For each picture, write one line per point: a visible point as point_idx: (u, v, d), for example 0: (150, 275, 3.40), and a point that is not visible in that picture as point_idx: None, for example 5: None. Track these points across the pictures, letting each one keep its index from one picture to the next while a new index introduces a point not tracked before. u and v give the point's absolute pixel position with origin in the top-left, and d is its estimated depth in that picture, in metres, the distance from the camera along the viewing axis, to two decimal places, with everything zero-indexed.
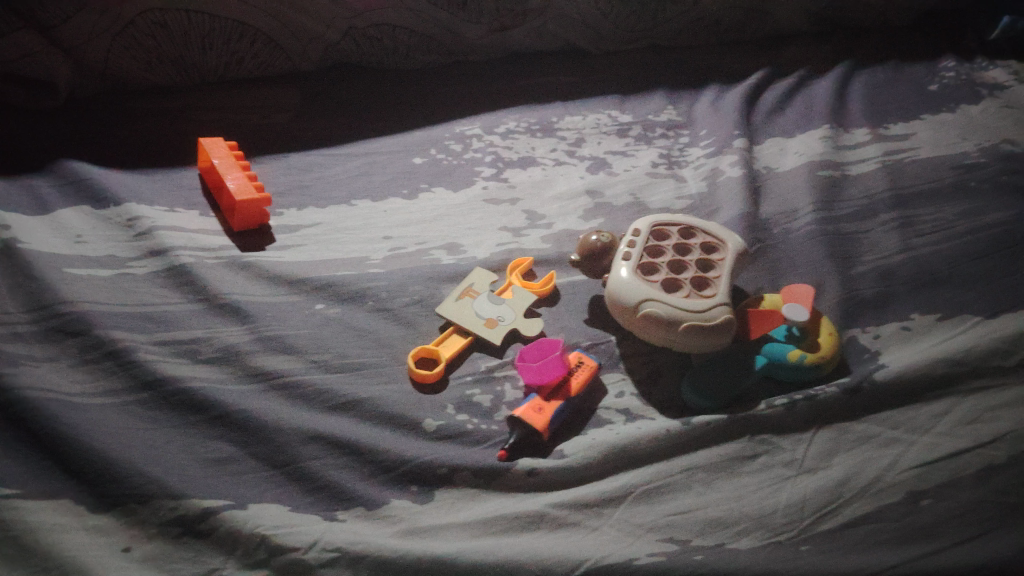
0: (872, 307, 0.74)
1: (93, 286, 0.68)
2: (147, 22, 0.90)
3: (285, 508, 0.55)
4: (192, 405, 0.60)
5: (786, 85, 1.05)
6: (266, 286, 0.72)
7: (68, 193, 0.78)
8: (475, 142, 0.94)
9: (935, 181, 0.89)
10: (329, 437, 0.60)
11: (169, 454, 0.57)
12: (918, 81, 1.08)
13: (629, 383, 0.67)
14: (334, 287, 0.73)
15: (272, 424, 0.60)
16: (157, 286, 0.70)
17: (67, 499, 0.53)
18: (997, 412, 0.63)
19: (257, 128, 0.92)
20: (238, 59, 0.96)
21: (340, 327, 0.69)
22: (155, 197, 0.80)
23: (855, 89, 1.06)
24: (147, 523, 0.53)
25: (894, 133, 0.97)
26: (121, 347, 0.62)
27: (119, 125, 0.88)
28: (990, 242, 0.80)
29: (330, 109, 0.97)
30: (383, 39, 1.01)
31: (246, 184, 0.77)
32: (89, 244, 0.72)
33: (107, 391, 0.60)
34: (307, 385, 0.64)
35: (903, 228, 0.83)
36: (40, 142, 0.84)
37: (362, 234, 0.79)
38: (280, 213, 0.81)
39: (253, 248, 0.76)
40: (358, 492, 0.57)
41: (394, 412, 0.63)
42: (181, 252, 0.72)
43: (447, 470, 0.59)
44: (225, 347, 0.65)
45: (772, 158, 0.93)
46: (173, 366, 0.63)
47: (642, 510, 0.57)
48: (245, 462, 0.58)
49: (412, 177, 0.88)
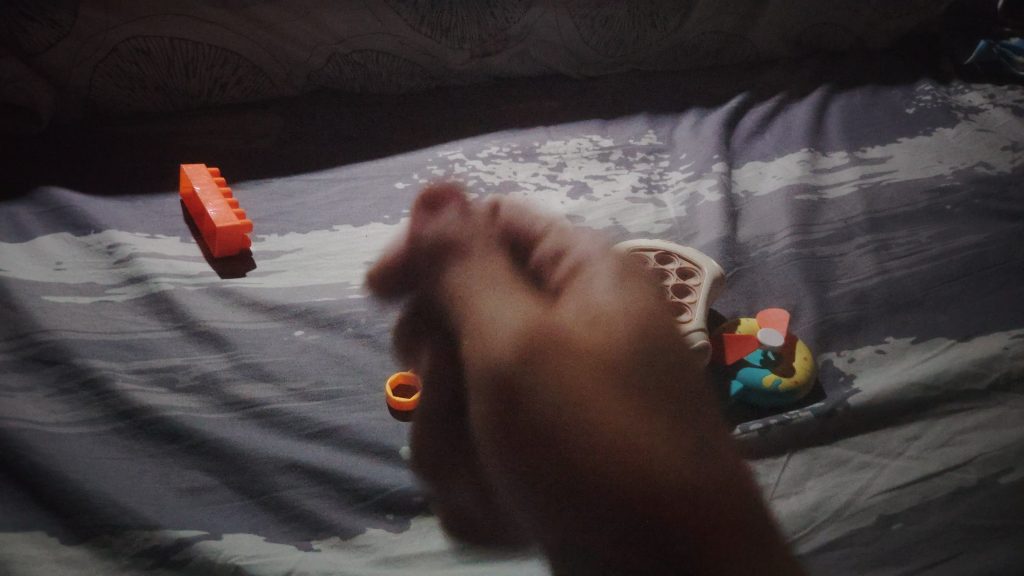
0: (848, 331, 0.75)
1: (72, 314, 0.68)
2: (130, 49, 0.91)
3: (260, 537, 0.55)
4: (169, 433, 0.61)
5: (765, 109, 1.06)
6: (245, 313, 0.72)
7: (48, 220, 0.78)
8: (456, 167, 0.95)
9: (911, 204, 0.90)
10: (305, 465, 0.60)
11: (144, 484, 0.57)
12: (896, 104, 1.09)
13: None
14: (314, 314, 0.73)
15: (248, 453, 0.60)
16: (136, 314, 0.70)
17: (42, 531, 0.53)
18: (966, 435, 0.64)
19: (239, 154, 0.93)
20: (221, 85, 0.97)
21: (318, 355, 0.69)
22: (136, 224, 0.80)
23: (833, 113, 1.07)
24: (120, 555, 0.52)
25: (873, 157, 0.98)
26: (98, 376, 0.63)
27: (101, 151, 0.89)
28: (964, 265, 0.81)
29: (313, 133, 0.98)
30: (366, 65, 1.03)
31: (228, 210, 0.78)
32: (69, 271, 0.72)
33: (84, 421, 0.60)
34: (283, 413, 0.64)
35: (878, 251, 0.84)
36: (23, 169, 0.84)
37: (342, 259, 0.80)
38: (261, 240, 0.82)
39: (233, 273, 0.77)
40: (334, 521, 0.57)
41: (371, 441, 0.63)
42: (161, 279, 0.73)
43: (422, 499, 0.59)
44: (203, 375, 0.66)
45: (751, 182, 0.94)
46: (151, 395, 0.63)
47: None
48: (222, 491, 0.58)
49: (393, 202, 0.89)
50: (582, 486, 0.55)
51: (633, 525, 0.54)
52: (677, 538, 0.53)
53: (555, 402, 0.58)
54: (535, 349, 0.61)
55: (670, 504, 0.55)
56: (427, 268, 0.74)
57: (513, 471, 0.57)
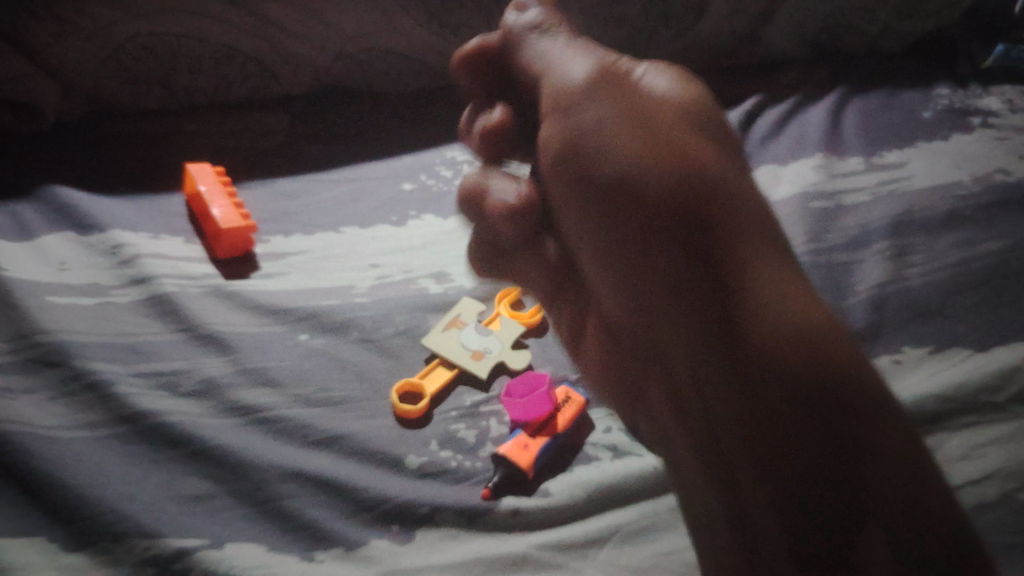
0: (864, 340, 0.73)
1: (74, 314, 0.67)
2: (135, 46, 0.89)
3: (262, 547, 0.54)
4: (171, 439, 0.59)
5: (779, 111, 1.05)
6: (250, 316, 0.71)
7: (51, 219, 0.77)
8: (465, 168, 0.93)
9: (929, 210, 0.88)
10: (309, 473, 0.59)
11: (145, 491, 0.56)
12: (912, 107, 1.07)
13: (616, 419, 0.66)
14: (319, 317, 0.72)
15: (250, 460, 0.59)
16: (139, 316, 0.69)
17: (41, 535, 0.52)
18: (986, 448, 0.62)
19: (245, 153, 0.91)
20: (227, 83, 0.95)
21: (323, 359, 0.68)
22: (140, 223, 0.79)
23: (849, 116, 1.05)
24: (121, 563, 0.51)
25: (889, 162, 0.96)
26: (99, 379, 0.62)
27: (106, 149, 0.88)
28: (982, 274, 0.80)
29: (321, 132, 0.96)
30: (373, 63, 1.01)
31: (232, 211, 0.77)
32: (71, 271, 0.71)
33: (86, 424, 0.59)
34: (286, 420, 0.63)
35: (895, 258, 0.82)
36: (27, 166, 0.83)
37: (349, 261, 0.79)
38: (265, 241, 0.80)
39: (238, 275, 0.76)
40: (337, 532, 0.56)
41: (376, 449, 0.62)
42: (165, 280, 0.71)
43: (428, 510, 0.58)
44: (206, 379, 0.64)
45: (765, 186, 0.92)
46: (152, 399, 0.62)
47: (627, 551, 0.56)
48: (225, 499, 0.57)
49: (400, 204, 0.87)
50: (653, 238, 0.57)
51: (697, 259, 0.54)
52: (750, 319, 0.53)
53: (613, 122, 0.59)
54: (613, 88, 0.61)
55: (737, 254, 0.54)
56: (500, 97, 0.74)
57: (555, 151, 0.62)
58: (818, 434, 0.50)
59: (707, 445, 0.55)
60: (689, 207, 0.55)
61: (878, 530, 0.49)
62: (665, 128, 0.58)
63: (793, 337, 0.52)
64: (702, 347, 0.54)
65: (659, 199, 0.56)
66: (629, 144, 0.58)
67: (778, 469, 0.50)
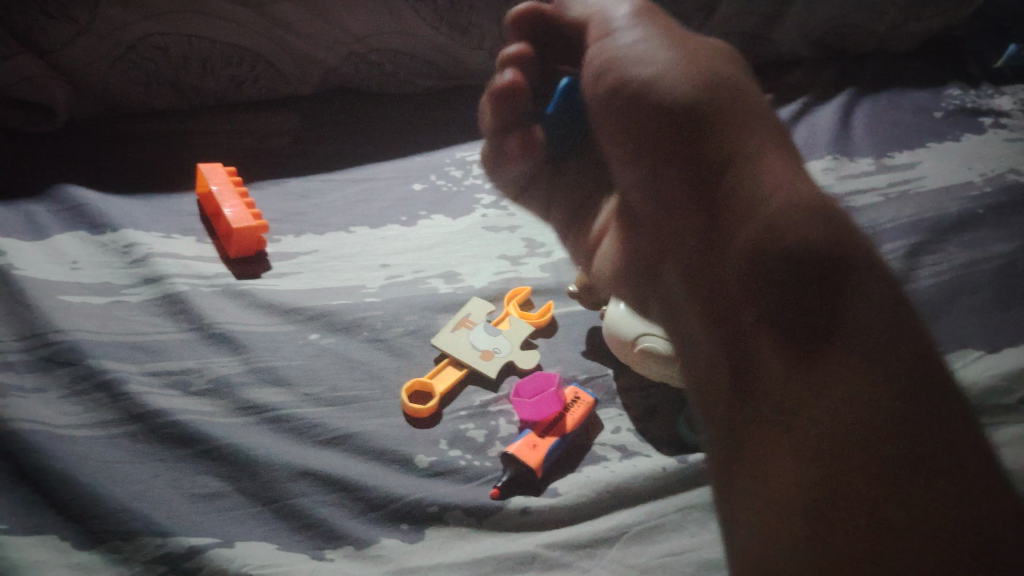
0: None
1: (87, 313, 0.67)
2: (148, 46, 0.89)
3: (272, 546, 0.55)
4: (182, 437, 0.60)
5: (789, 112, 1.05)
6: (261, 315, 0.71)
7: (64, 219, 0.77)
8: (475, 168, 0.94)
9: (940, 210, 0.88)
10: (318, 472, 0.59)
11: (156, 489, 0.56)
12: (923, 107, 1.07)
13: (625, 419, 0.66)
14: (329, 316, 0.72)
15: (261, 459, 0.59)
16: (151, 315, 0.69)
17: (52, 534, 0.52)
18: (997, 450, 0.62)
19: (257, 153, 0.92)
20: (239, 84, 0.96)
21: (333, 358, 0.69)
22: (152, 223, 0.79)
23: (859, 116, 1.05)
24: (132, 561, 0.52)
25: (900, 163, 0.96)
26: (111, 378, 0.62)
27: (118, 149, 0.88)
28: (994, 274, 0.80)
29: (332, 132, 0.97)
30: (383, 64, 1.01)
31: (244, 210, 0.77)
32: (84, 271, 0.72)
33: (97, 423, 0.60)
34: (297, 419, 0.63)
35: (906, 258, 0.82)
36: (40, 166, 0.83)
37: (359, 261, 0.79)
38: (277, 240, 0.81)
39: (250, 275, 0.76)
40: (347, 530, 0.56)
41: (385, 448, 0.62)
42: (176, 280, 0.72)
43: (437, 509, 0.58)
44: (217, 378, 0.65)
45: None
46: (164, 397, 0.62)
47: (635, 551, 0.56)
48: (235, 498, 0.57)
49: (410, 204, 0.88)
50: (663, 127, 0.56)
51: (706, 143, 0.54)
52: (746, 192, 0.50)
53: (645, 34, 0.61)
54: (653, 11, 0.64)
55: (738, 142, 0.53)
56: (545, 36, 0.71)
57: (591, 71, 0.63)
58: (809, 273, 0.46)
59: (698, 296, 0.51)
60: (713, 94, 0.56)
61: (865, 374, 0.42)
62: (708, 43, 0.62)
63: (788, 194, 0.50)
64: (691, 196, 0.53)
65: (679, 88, 0.56)
66: (658, 36, 0.60)
67: (756, 303, 0.47)
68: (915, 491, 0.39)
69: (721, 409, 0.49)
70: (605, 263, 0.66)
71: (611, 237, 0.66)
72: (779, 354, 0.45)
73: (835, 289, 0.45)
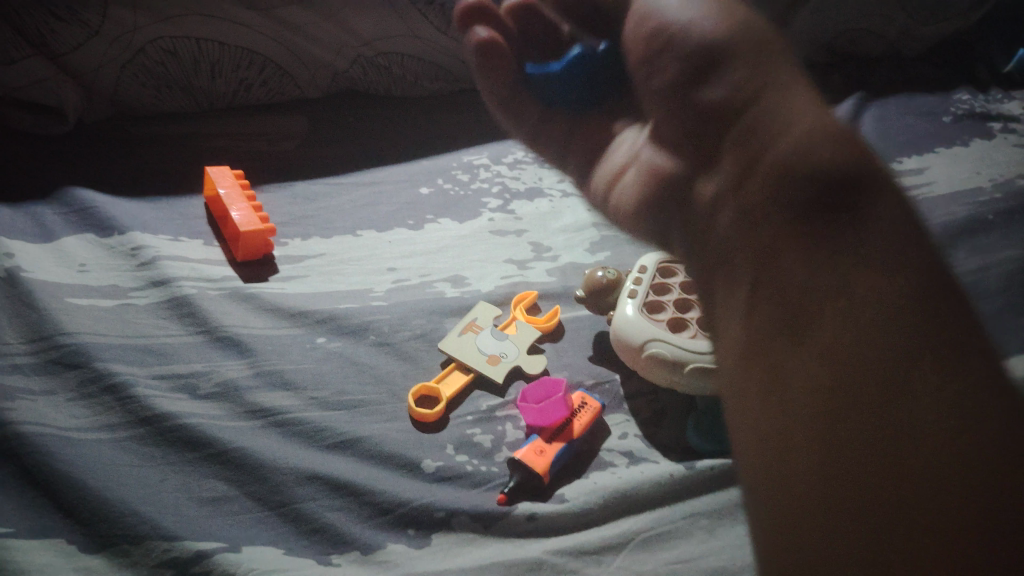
0: None
1: (94, 317, 0.67)
2: (157, 49, 0.90)
3: (279, 550, 0.55)
4: (189, 441, 0.60)
5: None
6: (268, 318, 0.71)
7: (72, 221, 0.77)
8: (482, 172, 0.94)
9: (949, 215, 0.88)
10: (325, 477, 0.59)
11: (163, 494, 0.56)
12: (931, 112, 1.07)
13: (632, 424, 0.66)
14: (337, 320, 0.72)
15: (268, 464, 0.59)
16: (158, 318, 0.69)
17: (60, 538, 0.52)
18: None
19: (264, 156, 0.92)
20: (247, 87, 0.96)
21: (340, 362, 0.69)
22: (160, 225, 0.79)
23: (867, 121, 1.05)
24: (139, 565, 0.52)
25: (909, 168, 0.96)
26: (119, 382, 0.62)
27: (126, 152, 0.88)
28: (1003, 279, 0.80)
29: (339, 135, 0.97)
30: (391, 67, 1.01)
31: (251, 213, 0.77)
32: (92, 273, 0.72)
33: (105, 426, 0.60)
34: (305, 423, 0.63)
35: None
36: (48, 168, 0.83)
37: (367, 265, 0.79)
38: (284, 244, 0.81)
39: (257, 278, 0.76)
40: (354, 535, 0.56)
41: (393, 452, 0.62)
42: (184, 283, 0.72)
43: (444, 514, 0.58)
44: (224, 382, 0.65)
45: None
46: (171, 401, 0.62)
47: (643, 558, 0.56)
48: (242, 502, 0.57)
49: (417, 208, 0.88)
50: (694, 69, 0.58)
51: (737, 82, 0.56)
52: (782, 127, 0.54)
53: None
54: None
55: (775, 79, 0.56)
56: (591, 12, 0.69)
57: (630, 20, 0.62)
58: (835, 194, 0.52)
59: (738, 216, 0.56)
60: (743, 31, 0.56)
61: (890, 347, 0.49)
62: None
63: (813, 122, 0.54)
64: (726, 132, 0.57)
65: (713, 30, 0.56)
66: None
67: (787, 216, 0.53)
68: (921, 483, 0.46)
69: (734, 297, 0.56)
70: (624, 196, 0.66)
71: (628, 174, 0.67)
72: (810, 265, 0.52)
73: (857, 244, 0.51)
